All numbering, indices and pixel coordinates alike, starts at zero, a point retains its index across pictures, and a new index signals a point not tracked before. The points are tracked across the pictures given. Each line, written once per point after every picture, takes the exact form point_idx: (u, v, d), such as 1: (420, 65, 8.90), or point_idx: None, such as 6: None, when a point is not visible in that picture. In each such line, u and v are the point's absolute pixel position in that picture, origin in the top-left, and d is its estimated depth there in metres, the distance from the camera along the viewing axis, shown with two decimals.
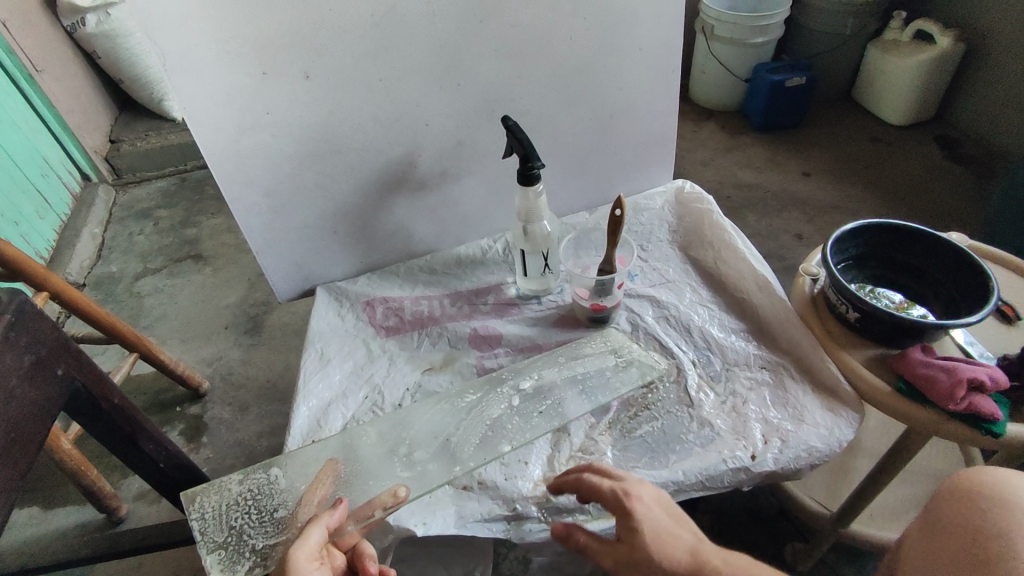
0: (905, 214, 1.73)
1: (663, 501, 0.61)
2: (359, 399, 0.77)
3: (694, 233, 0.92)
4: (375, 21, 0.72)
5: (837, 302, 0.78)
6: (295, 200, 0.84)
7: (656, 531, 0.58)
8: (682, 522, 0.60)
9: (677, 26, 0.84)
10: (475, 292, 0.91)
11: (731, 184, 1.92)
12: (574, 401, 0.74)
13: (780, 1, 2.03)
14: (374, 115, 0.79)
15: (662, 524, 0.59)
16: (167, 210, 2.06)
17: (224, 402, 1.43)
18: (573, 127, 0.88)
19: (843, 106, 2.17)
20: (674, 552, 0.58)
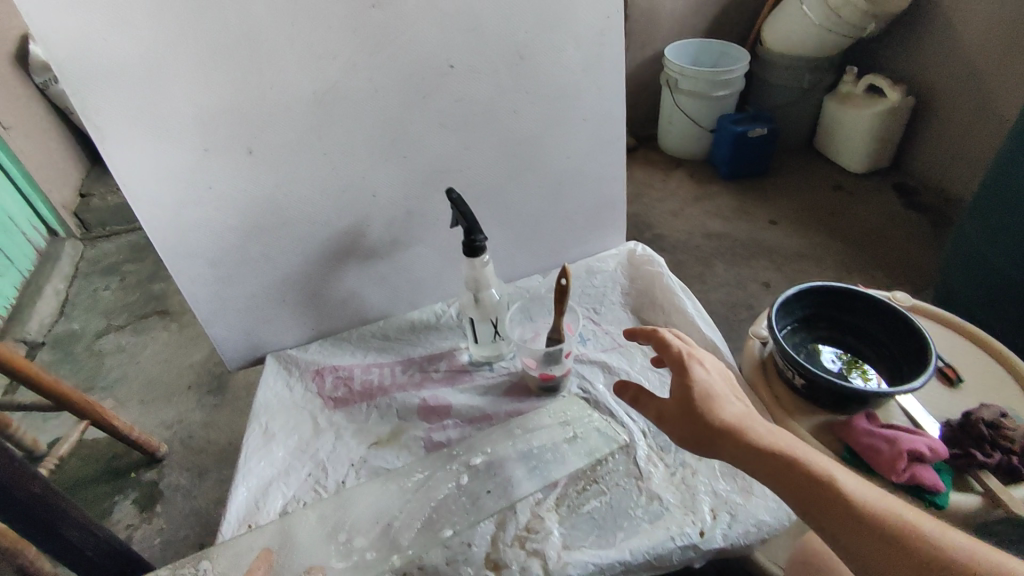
0: (868, 262, 1.76)
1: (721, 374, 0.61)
2: (301, 476, 0.75)
3: (645, 296, 0.93)
4: (318, 99, 0.73)
5: (784, 368, 0.78)
6: (242, 271, 0.83)
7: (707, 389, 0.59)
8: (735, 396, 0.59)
9: (620, 98, 0.86)
10: (428, 359, 0.90)
11: (698, 233, 1.95)
12: (521, 477, 0.73)
13: (738, 56, 2.11)
14: (319, 188, 0.80)
15: (717, 388, 0.59)
16: (135, 265, 2.04)
17: (181, 468, 1.39)
18: (523, 194, 0.89)
19: (805, 155, 2.23)
20: (720, 412, 0.57)
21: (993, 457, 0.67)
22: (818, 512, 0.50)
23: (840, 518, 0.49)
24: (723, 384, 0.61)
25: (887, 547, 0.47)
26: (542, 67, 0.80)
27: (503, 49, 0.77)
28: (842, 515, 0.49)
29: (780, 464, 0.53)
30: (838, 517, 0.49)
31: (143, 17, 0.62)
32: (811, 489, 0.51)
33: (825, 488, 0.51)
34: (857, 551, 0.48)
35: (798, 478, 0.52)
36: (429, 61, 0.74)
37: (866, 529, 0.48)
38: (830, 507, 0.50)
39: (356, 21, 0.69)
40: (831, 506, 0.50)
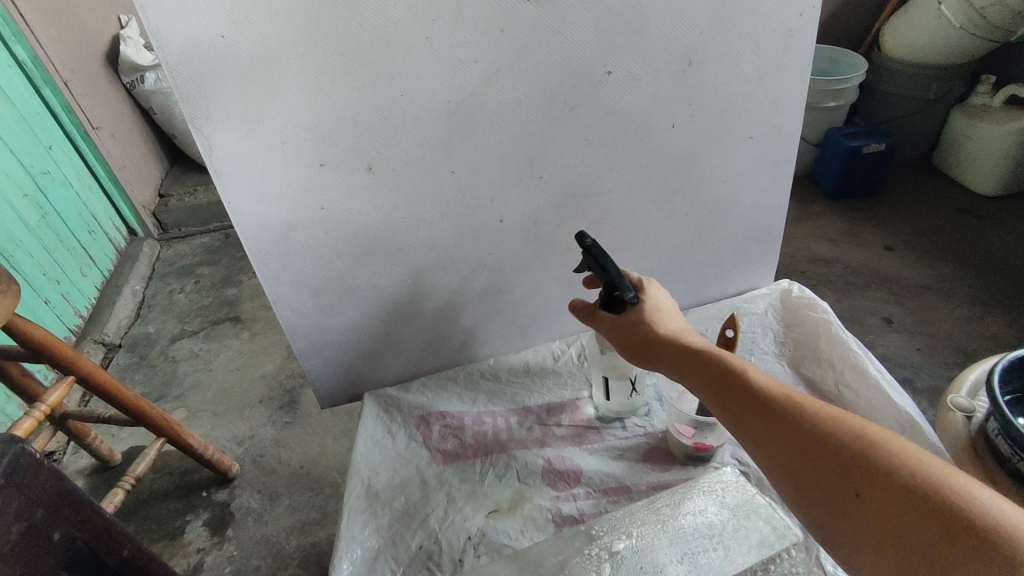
0: (1012, 298, 1.54)
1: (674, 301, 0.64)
2: (411, 550, 0.64)
3: (807, 348, 0.78)
4: (451, 110, 0.62)
5: (1011, 455, 0.62)
6: (348, 301, 0.74)
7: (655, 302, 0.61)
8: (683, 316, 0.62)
9: (796, 114, 0.72)
10: (547, 409, 0.78)
11: (804, 257, 1.76)
12: (677, 572, 0.60)
13: (853, 64, 1.91)
14: (441, 213, 0.69)
15: (666, 305, 0.62)
16: (209, 268, 2.01)
17: (252, 489, 1.31)
18: (668, 224, 0.76)
19: (922, 173, 2.01)
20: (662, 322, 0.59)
21: None
22: (758, 433, 0.49)
23: (782, 440, 0.47)
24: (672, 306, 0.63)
25: (833, 469, 0.44)
26: (713, 76, 0.66)
27: (670, 52, 0.63)
28: (783, 436, 0.47)
29: (722, 390, 0.52)
30: (780, 441, 0.47)
31: (264, 13, 0.53)
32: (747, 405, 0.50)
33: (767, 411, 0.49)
34: (802, 475, 0.46)
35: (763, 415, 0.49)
36: (583, 67, 0.62)
37: (814, 453, 0.45)
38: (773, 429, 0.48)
39: (506, 18, 0.58)
40: (774, 430, 0.48)
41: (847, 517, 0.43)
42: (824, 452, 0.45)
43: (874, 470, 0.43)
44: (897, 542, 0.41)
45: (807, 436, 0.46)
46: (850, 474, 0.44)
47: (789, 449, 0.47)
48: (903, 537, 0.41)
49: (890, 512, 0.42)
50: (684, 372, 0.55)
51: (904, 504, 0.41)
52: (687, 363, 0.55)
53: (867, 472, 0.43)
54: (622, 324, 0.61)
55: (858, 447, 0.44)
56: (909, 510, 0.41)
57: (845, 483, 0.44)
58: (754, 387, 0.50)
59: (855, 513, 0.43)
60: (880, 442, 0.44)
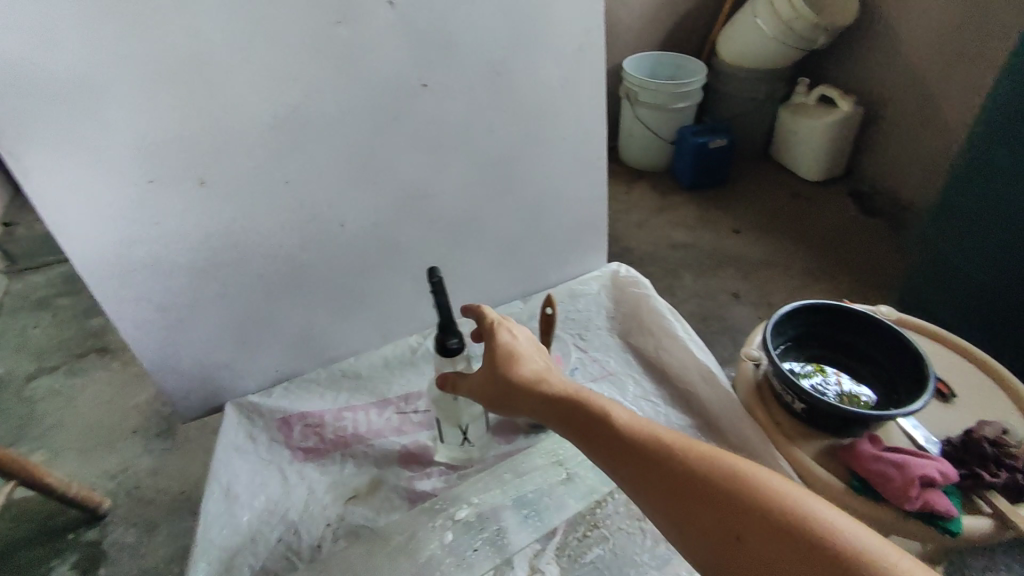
0: (832, 268, 1.79)
1: (530, 340, 0.65)
2: (271, 543, 0.67)
3: (633, 319, 0.88)
4: (279, 124, 0.66)
5: (781, 391, 0.75)
6: (196, 314, 0.75)
7: (513, 352, 0.62)
8: (539, 358, 0.63)
9: (600, 116, 0.83)
10: (404, 399, 0.83)
11: (666, 244, 1.94)
12: (515, 528, 0.68)
13: (695, 68, 2.12)
14: (282, 220, 0.72)
15: (524, 352, 0.62)
16: (68, 298, 1.86)
17: (127, 523, 1.25)
18: (502, 219, 0.84)
19: (762, 164, 2.27)
20: (524, 372, 0.60)
21: (999, 477, 0.67)
22: (619, 467, 0.51)
23: (653, 484, 0.48)
24: (530, 349, 0.64)
25: (695, 498, 0.46)
26: (521, 86, 0.75)
27: (479, 65, 0.71)
28: (647, 472, 0.49)
29: (593, 439, 0.53)
30: (656, 483, 0.48)
31: (70, 35, 0.54)
32: (617, 452, 0.51)
33: (624, 447, 0.51)
34: (677, 517, 0.46)
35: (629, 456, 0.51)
36: (399, 81, 0.69)
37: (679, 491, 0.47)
38: (642, 467, 0.49)
39: (320, 38, 0.63)
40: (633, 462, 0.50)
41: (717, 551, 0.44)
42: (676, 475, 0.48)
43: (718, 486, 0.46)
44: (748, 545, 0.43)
45: (661, 465, 0.49)
46: (703, 495, 0.46)
47: (660, 482, 0.48)
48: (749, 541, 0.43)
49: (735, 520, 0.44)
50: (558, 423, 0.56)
51: (747, 513, 0.44)
52: (553, 414, 0.56)
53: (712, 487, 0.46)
54: (490, 382, 0.61)
55: (703, 466, 0.47)
56: (756, 526, 0.43)
57: (700, 501, 0.46)
58: (620, 433, 0.52)
59: (719, 542, 0.44)
60: (727, 467, 0.47)
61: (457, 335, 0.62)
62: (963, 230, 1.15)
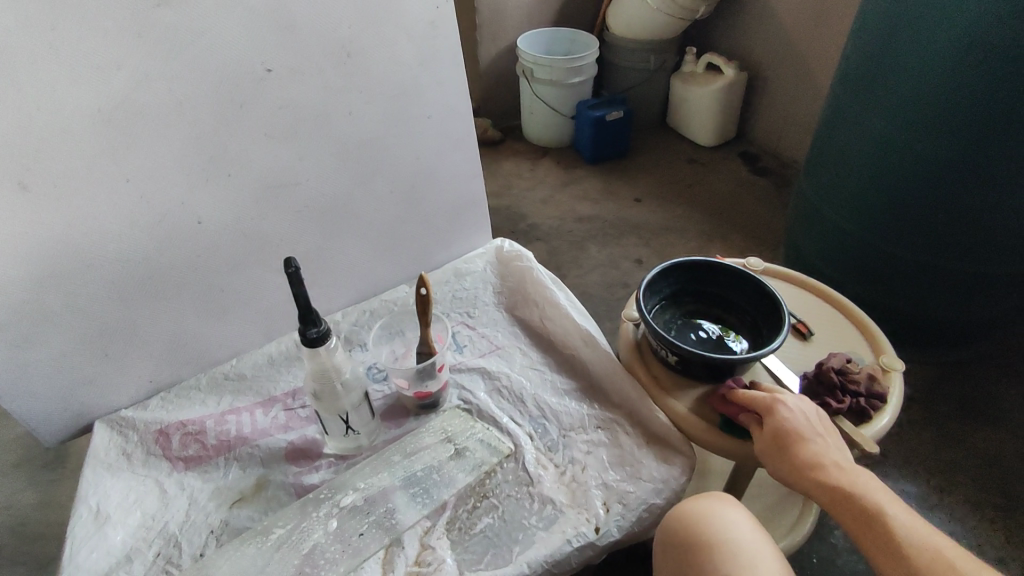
0: (726, 228, 1.88)
1: (813, 415, 0.62)
2: (148, 559, 0.65)
3: (518, 292, 0.90)
4: (106, 118, 0.62)
5: (657, 347, 0.78)
6: (42, 330, 0.69)
7: (785, 426, 0.61)
8: (819, 433, 0.60)
9: (463, 93, 0.83)
10: (291, 395, 0.81)
11: (572, 217, 1.97)
12: (402, 508, 0.68)
13: (588, 42, 2.16)
14: (128, 222, 0.68)
15: (799, 425, 0.61)
16: None
17: (15, 563, 1.16)
18: (375, 203, 0.83)
19: (660, 133, 2.35)
20: (793, 444, 0.60)
21: (845, 402, 0.73)
22: (871, 550, 0.51)
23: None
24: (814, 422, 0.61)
25: None
26: (374, 64, 0.73)
27: (324, 45, 0.69)
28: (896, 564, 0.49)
29: (850, 517, 0.54)
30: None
31: None
32: (870, 536, 0.52)
33: (879, 536, 0.51)
34: None
35: (879, 545, 0.51)
36: (239, 67, 0.66)
37: None
38: (895, 560, 0.49)
39: (140, 23, 0.59)
40: (835, 497, 0.55)
41: None
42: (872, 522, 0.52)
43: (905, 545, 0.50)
44: None
45: (856, 508, 0.53)
46: (899, 557, 0.49)
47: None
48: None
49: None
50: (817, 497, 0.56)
51: None
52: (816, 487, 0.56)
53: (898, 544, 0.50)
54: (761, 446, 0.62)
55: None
56: None
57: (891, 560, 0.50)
58: (879, 521, 0.52)
59: None
60: None
61: (320, 323, 0.62)
62: (829, 188, 1.14)
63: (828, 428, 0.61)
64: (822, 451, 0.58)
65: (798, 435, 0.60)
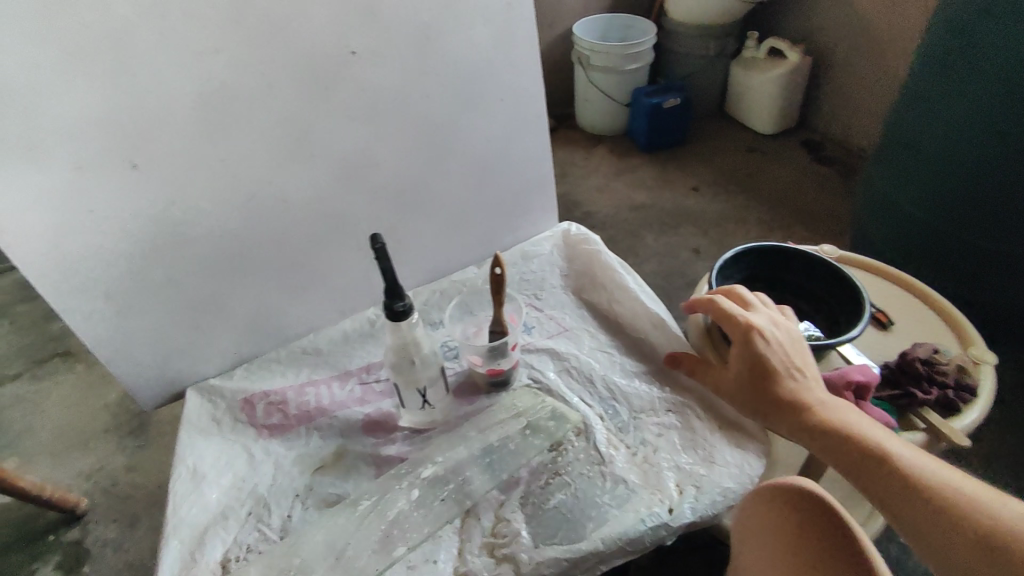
0: (788, 217, 1.83)
1: (787, 341, 0.61)
2: (241, 517, 0.69)
3: (585, 275, 0.90)
4: (204, 101, 0.65)
5: None
6: (143, 301, 0.74)
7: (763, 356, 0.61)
8: (796, 360, 0.61)
9: (536, 76, 0.83)
10: (365, 369, 0.84)
11: (627, 206, 1.96)
12: (479, 481, 0.70)
13: (645, 27, 2.12)
14: (222, 201, 0.72)
15: (775, 353, 0.61)
16: (27, 305, 1.79)
17: (108, 520, 1.25)
18: (448, 185, 0.85)
19: (718, 120, 2.29)
20: (772, 376, 0.60)
21: (931, 393, 0.70)
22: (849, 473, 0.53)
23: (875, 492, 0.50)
24: (790, 347, 0.61)
25: (910, 512, 0.48)
26: (451, 48, 0.75)
27: (405, 29, 0.71)
28: (870, 482, 0.51)
29: (828, 443, 0.55)
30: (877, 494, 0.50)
31: None
32: (846, 457, 0.53)
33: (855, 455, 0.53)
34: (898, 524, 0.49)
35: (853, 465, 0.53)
36: (326, 50, 0.68)
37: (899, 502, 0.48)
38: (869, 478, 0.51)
39: (238, 10, 0.62)
40: (813, 429, 0.56)
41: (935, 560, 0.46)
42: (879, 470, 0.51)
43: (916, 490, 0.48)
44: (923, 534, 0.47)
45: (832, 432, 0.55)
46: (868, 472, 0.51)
47: (885, 495, 0.49)
48: (933, 545, 0.46)
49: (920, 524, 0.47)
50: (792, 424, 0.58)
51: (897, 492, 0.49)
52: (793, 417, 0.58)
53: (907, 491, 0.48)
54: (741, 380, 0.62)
55: (926, 484, 0.48)
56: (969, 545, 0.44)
57: (864, 478, 0.51)
58: (852, 440, 0.53)
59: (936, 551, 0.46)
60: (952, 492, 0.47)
61: (405, 298, 0.64)
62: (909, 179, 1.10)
63: (805, 355, 0.61)
64: (797, 384, 0.59)
65: (774, 369, 0.60)
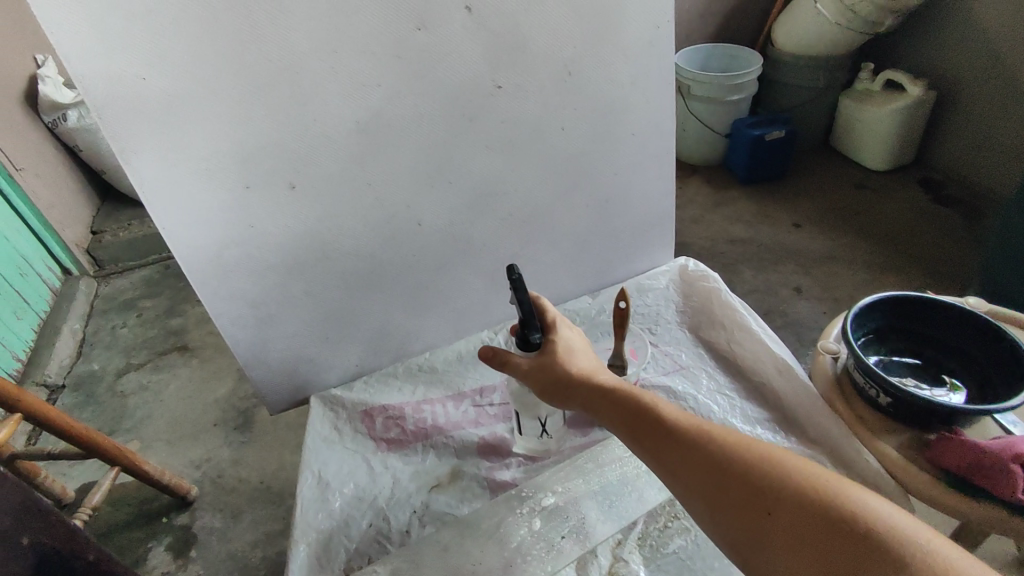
0: (902, 260, 1.72)
1: (572, 338, 0.67)
2: (363, 528, 0.71)
3: (703, 313, 0.89)
4: (362, 129, 0.69)
5: (864, 385, 0.74)
6: (285, 311, 0.79)
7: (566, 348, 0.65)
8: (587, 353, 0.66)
9: (668, 111, 0.84)
10: (479, 392, 0.85)
11: (724, 239, 1.90)
12: (598, 518, 0.69)
13: (751, 58, 2.07)
14: (366, 220, 0.76)
15: (575, 346, 0.66)
16: (151, 300, 1.95)
17: (215, 509, 1.34)
18: (571, 216, 0.86)
19: (823, 155, 2.20)
20: (575, 364, 0.63)
21: None
22: (662, 454, 0.55)
23: (691, 470, 0.52)
24: (580, 346, 0.67)
25: (732, 483, 0.50)
26: (590, 82, 0.76)
27: (550, 64, 0.73)
28: (685, 461, 0.53)
29: (640, 429, 0.57)
30: (694, 470, 0.52)
31: (179, 54, 0.58)
32: (659, 439, 0.55)
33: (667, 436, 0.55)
34: (720, 500, 0.50)
35: (668, 445, 0.55)
36: (475, 85, 0.71)
37: (717, 475, 0.51)
38: (684, 457, 0.53)
39: (403, 46, 0.66)
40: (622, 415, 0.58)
41: (758, 531, 0.48)
42: (752, 488, 0.49)
43: (798, 499, 0.47)
44: (745, 503, 0.49)
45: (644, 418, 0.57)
46: (677, 449, 0.54)
47: (698, 473, 0.52)
48: (749, 515, 0.48)
49: (805, 538, 0.45)
50: (601, 411, 0.60)
51: (712, 467, 0.51)
52: (603, 403, 0.60)
53: (783, 503, 0.47)
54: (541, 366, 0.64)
55: (737, 454, 0.51)
56: (788, 506, 0.47)
57: (677, 457, 0.54)
58: (665, 422, 0.56)
59: (756, 519, 0.48)
60: (754, 456, 0.51)
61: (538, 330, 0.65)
62: None
63: (589, 350, 0.67)
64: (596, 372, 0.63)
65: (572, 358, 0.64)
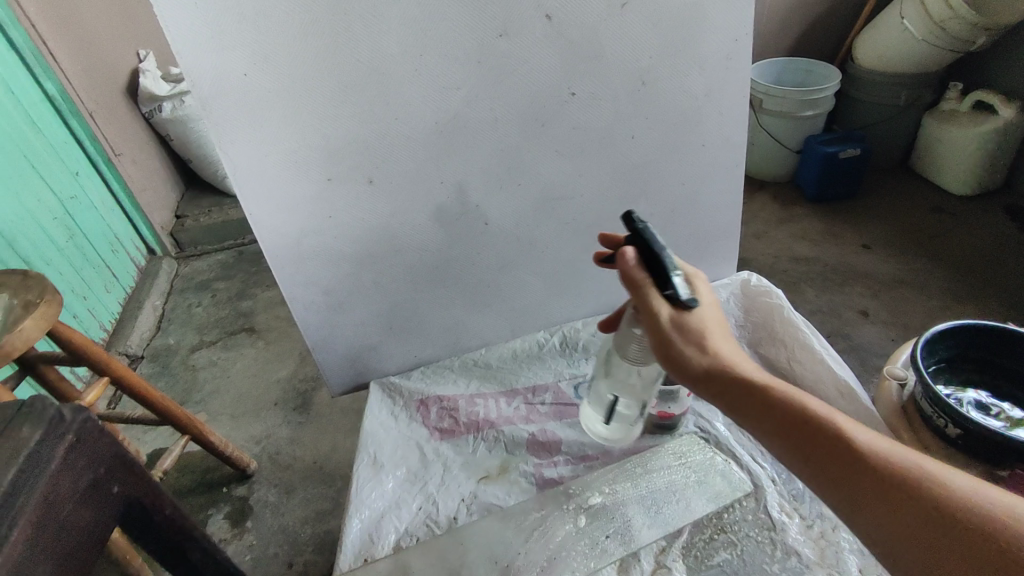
0: (983, 290, 1.62)
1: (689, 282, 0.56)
2: (413, 510, 0.74)
3: (763, 329, 0.87)
4: (440, 130, 0.72)
5: (932, 414, 0.71)
6: (354, 298, 0.83)
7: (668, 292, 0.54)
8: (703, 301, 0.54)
9: (740, 124, 0.83)
10: (531, 390, 0.87)
11: (787, 257, 1.85)
12: (642, 524, 0.70)
13: (828, 73, 2.01)
14: (436, 217, 0.79)
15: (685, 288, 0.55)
16: (224, 282, 2.08)
17: (270, 484, 1.41)
18: (635, 224, 0.87)
19: (901, 175, 2.11)
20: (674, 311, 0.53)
21: None
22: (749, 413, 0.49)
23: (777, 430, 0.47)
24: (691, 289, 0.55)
25: (822, 452, 0.45)
26: (663, 92, 0.77)
27: (625, 73, 0.74)
28: (772, 422, 0.48)
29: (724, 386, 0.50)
30: (781, 431, 0.47)
31: (278, 52, 0.63)
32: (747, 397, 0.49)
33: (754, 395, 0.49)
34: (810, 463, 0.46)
35: (753, 404, 0.49)
36: (550, 91, 0.73)
37: (806, 439, 0.46)
38: (769, 418, 0.48)
39: (484, 52, 0.69)
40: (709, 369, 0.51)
41: (849, 502, 0.44)
42: (843, 460, 0.44)
43: (898, 480, 0.42)
44: (835, 471, 0.44)
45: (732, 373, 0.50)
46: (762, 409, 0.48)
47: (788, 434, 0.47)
48: (839, 483, 0.44)
49: (899, 516, 0.41)
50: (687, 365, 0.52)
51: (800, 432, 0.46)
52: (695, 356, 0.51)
53: (877, 479, 0.43)
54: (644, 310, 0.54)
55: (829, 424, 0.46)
56: (881, 483, 0.43)
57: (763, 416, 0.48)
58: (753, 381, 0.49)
59: (845, 488, 0.44)
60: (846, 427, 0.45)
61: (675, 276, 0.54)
62: None
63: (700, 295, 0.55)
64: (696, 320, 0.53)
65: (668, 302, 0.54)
